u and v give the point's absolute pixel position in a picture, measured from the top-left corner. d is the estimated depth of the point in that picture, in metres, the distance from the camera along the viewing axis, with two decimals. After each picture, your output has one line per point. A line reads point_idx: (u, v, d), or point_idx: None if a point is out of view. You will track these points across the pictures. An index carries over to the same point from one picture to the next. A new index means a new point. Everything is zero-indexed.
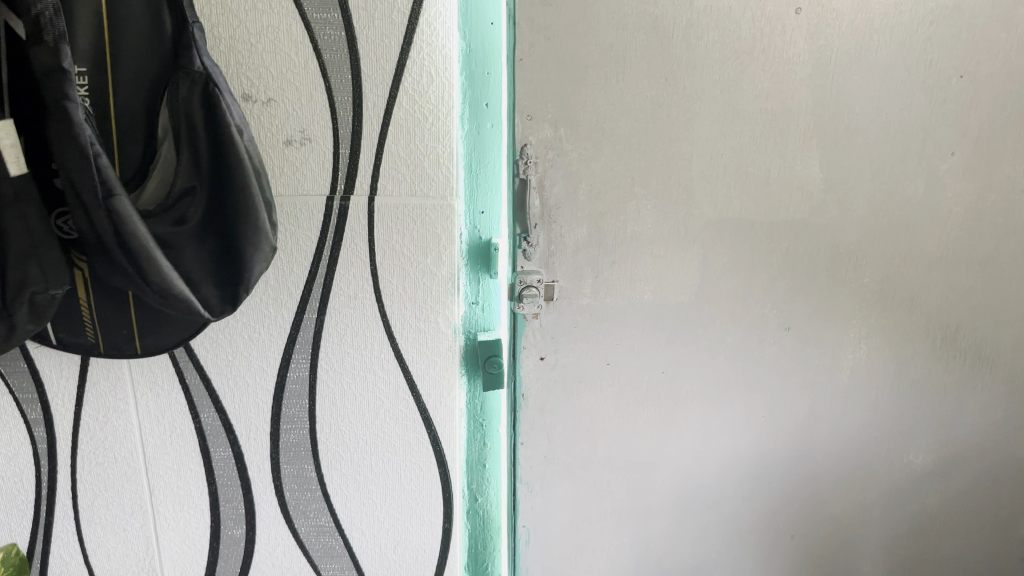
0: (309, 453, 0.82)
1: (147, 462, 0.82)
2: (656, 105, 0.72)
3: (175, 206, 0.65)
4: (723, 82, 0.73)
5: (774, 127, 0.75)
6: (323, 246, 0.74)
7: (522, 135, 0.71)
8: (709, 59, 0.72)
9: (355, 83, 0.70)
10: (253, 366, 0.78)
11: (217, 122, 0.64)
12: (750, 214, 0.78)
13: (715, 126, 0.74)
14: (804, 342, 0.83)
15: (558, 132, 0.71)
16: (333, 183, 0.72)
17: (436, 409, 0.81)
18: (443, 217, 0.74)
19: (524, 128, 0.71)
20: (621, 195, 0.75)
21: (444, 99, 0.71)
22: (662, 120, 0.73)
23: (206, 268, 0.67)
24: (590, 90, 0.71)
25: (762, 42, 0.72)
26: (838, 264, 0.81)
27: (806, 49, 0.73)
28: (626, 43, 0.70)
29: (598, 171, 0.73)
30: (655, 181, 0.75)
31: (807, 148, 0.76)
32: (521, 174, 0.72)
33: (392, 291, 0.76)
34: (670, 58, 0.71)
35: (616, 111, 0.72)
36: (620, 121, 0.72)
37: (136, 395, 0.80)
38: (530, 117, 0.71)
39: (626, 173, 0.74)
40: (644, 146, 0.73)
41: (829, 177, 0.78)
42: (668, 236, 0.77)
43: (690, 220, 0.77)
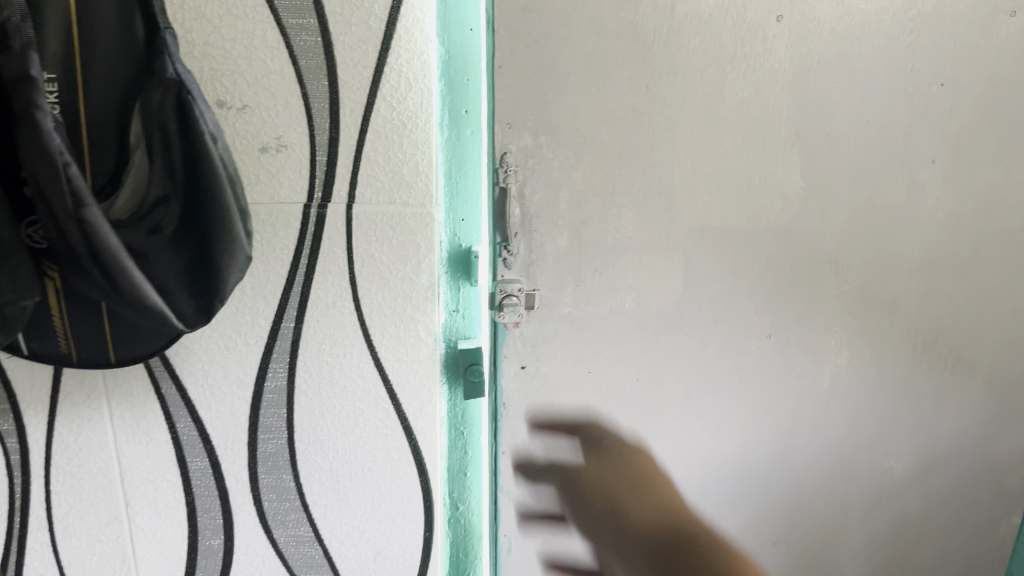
0: (287, 462, 0.81)
1: (123, 473, 0.81)
2: (637, 112, 0.72)
3: (148, 216, 0.64)
4: (705, 89, 0.72)
5: (756, 135, 0.75)
6: (300, 254, 0.73)
7: (502, 144, 0.71)
8: (690, 67, 0.71)
9: (333, 89, 0.69)
10: (230, 376, 0.77)
11: (191, 130, 0.63)
12: (731, 221, 0.77)
13: (697, 134, 0.74)
14: (785, 349, 0.83)
15: (539, 140, 0.71)
16: (310, 192, 0.71)
17: (416, 418, 0.80)
18: (423, 226, 0.73)
19: (505, 137, 0.71)
20: (603, 203, 0.74)
21: (423, 104, 0.70)
22: (643, 128, 0.73)
23: (181, 278, 0.65)
24: (571, 97, 0.70)
25: (744, 50, 0.72)
26: (820, 270, 0.81)
27: (788, 57, 0.73)
28: (607, 51, 0.70)
29: (579, 179, 0.73)
30: (637, 189, 0.75)
31: (789, 155, 0.76)
32: (501, 182, 0.73)
33: (371, 300, 0.75)
34: (651, 66, 0.71)
35: (598, 118, 0.72)
36: (602, 128, 0.72)
37: (111, 404, 0.79)
38: (510, 126, 0.71)
39: (607, 181, 0.74)
40: (626, 153, 0.73)
41: (811, 184, 0.78)
42: (650, 244, 0.77)
43: (673, 228, 0.76)
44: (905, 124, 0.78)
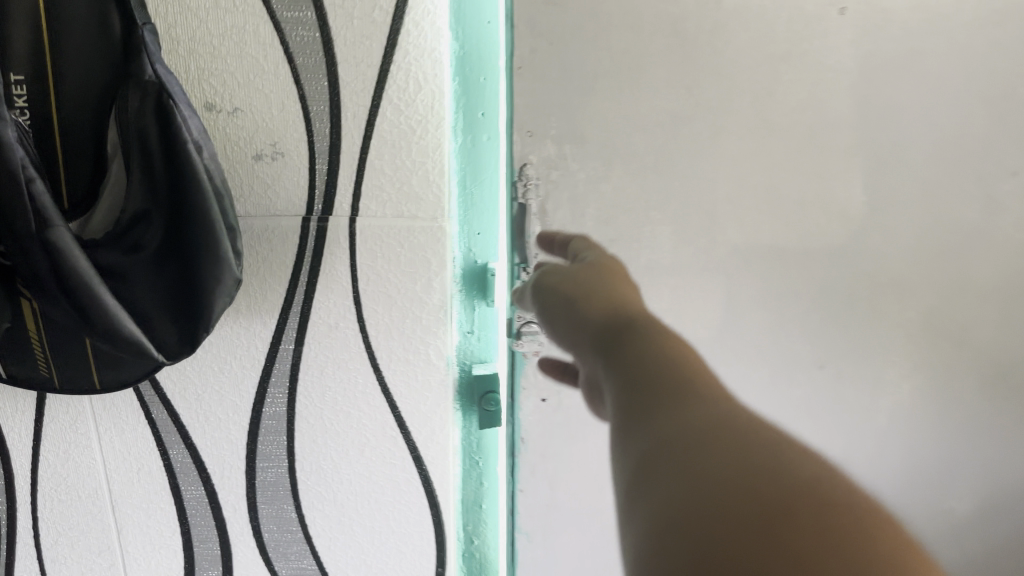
0: (288, 492, 0.75)
1: (114, 501, 0.75)
2: (678, 118, 0.63)
3: (125, 234, 0.57)
4: (754, 92, 0.63)
5: (811, 144, 0.65)
6: (300, 271, 0.66)
7: (521, 153, 0.64)
8: (737, 67, 0.62)
9: (334, 90, 0.62)
10: (225, 401, 0.71)
11: (171, 140, 0.55)
12: (781, 242, 0.67)
13: (743, 142, 0.64)
14: (838, 381, 0.72)
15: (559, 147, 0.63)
16: (310, 203, 0.64)
17: (427, 447, 0.73)
18: (434, 242, 0.66)
19: (524, 145, 0.63)
20: (633, 220, 0.65)
21: (434, 107, 0.63)
22: (684, 135, 0.63)
23: (163, 303, 0.58)
24: (599, 100, 0.62)
25: (798, 46, 0.62)
26: (878, 299, 0.70)
27: (851, 56, 0.62)
28: (642, 48, 0.61)
29: (609, 193, 0.64)
30: (674, 206, 0.65)
31: (851, 167, 0.66)
32: (521, 198, 0.65)
33: (377, 320, 0.68)
34: (692, 63, 0.62)
35: (631, 125, 0.63)
36: (632, 134, 0.63)
37: (99, 429, 0.73)
38: (530, 133, 0.63)
39: (640, 196, 0.65)
40: (662, 162, 0.64)
41: (871, 201, 0.67)
42: (690, 266, 0.67)
43: (715, 248, 0.67)
44: (996, 131, 0.66)
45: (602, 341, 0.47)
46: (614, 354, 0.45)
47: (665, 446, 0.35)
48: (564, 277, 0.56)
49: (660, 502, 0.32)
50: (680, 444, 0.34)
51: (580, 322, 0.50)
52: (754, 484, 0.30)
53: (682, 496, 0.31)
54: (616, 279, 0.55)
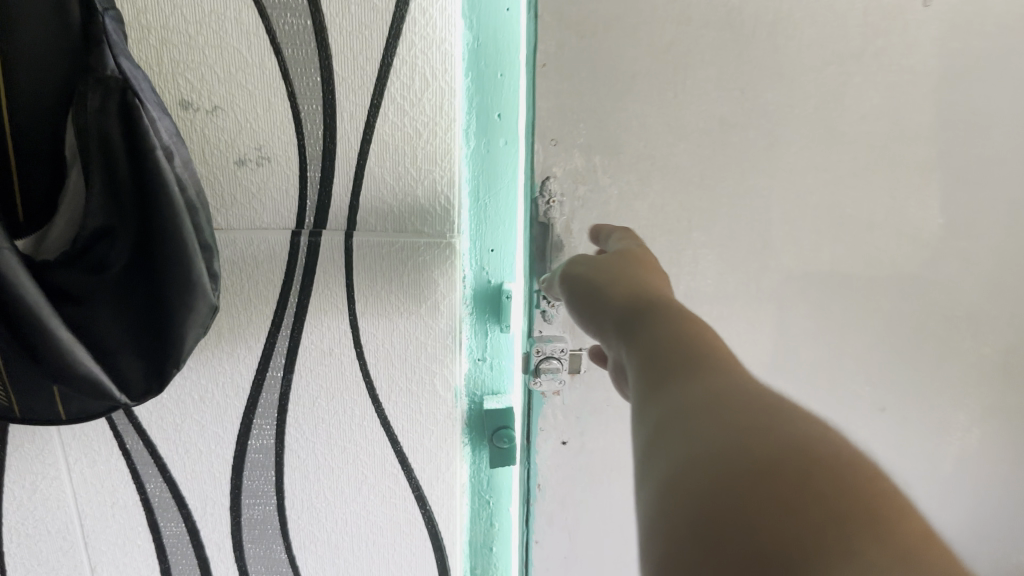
0: (278, 532, 0.68)
1: (86, 537, 0.68)
2: (727, 125, 0.56)
3: (85, 253, 0.49)
4: (820, 96, 0.56)
5: (885, 155, 0.59)
6: (289, 294, 0.58)
7: (544, 165, 0.55)
8: (803, 65, 0.55)
9: (327, 88, 0.54)
10: (206, 432, 0.63)
11: (137, 147, 0.47)
12: (844, 267, 0.61)
13: (805, 153, 0.57)
14: (904, 420, 0.67)
15: (589, 160, 0.55)
16: (301, 215, 0.57)
17: (432, 486, 0.66)
18: (441, 261, 0.59)
19: (547, 156, 0.55)
20: (672, 244, 0.58)
21: (442, 108, 0.56)
22: (733, 145, 0.56)
23: (127, 335, 0.50)
24: (638, 105, 0.54)
25: (875, 44, 0.56)
26: (956, 332, 0.65)
27: (935, 54, 0.56)
28: (691, 42, 0.53)
29: (643, 211, 0.57)
30: (721, 227, 0.58)
31: (923, 182, 0.60)
32: (543, 217, 0.56)
33: (375, 346, 0.61)
34: (747, 64, 0.54)
35: (673, 133, 0.55)
36: (678, 146, 0.56)
37: (69, 460, 0.65)
38: (555, 141, 0.54)
39: (681, 214, 0.57)
40: (708, 179, 0.57)
41: (952, 221, 0.61)
42: (733, 296, 0.60)
43: (767, 276, 0.60)
44: None
45: (624, 326, 0.44)
46: (637, 340, 0.42)
47: (692, 439, 0.34)
48: (588, 264, 0.51)
49: (687, 500, 0.31)
50: (707, 436, 0.33)
51: (603, 313, 0.46)
52: (776, 479, 0.30)
53: (711, 496, 0.30)
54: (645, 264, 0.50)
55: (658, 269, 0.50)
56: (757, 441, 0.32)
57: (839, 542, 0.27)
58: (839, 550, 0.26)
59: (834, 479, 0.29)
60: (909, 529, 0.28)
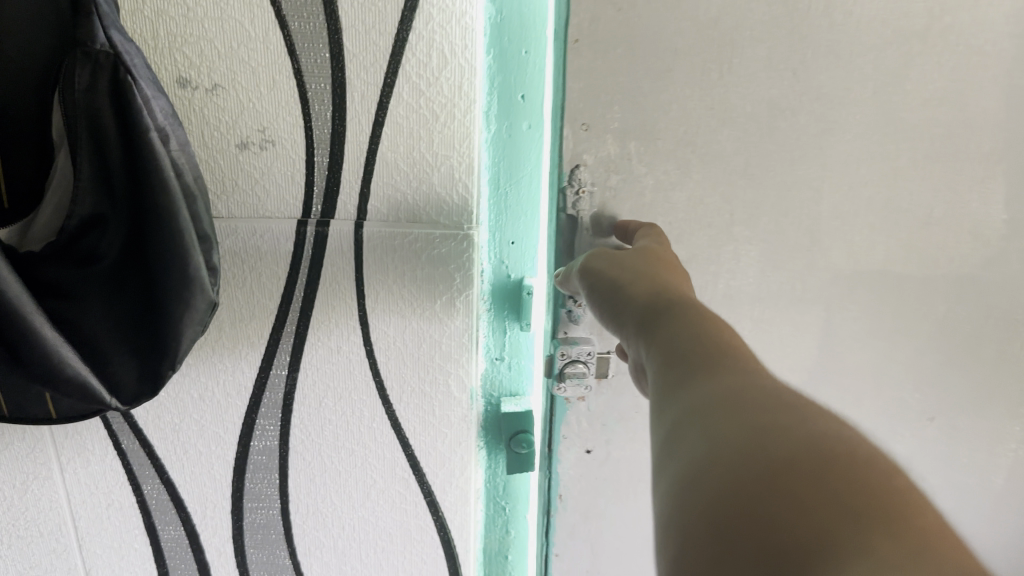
0: (281, 537, 0.64)
1: (80, 540, 0.64)
2: (776, 110, 0.52)
3: (72, 245, 0.45)
4: (879, 78, 0.52)
5: (947, 143, 0.55)
6: (294, 287, 0.55)
7: (574, 151, 0.51)
8: (862, 44, 0.51)
9: (337, 65, 0.50)
10: (207, 433, 0.60)
11: (129, 129, 0.43)
12: (898, 267, 0.58)
13: (858, 142, 0.54)
14: (952, 434, 0.65)
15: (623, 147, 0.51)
16: (307, 203, 0.53)
17: (445, 491, 0.62)
18: (458, 253, 0.55)
19: (577, 142, 0.50)
20: (712, 239, 0.55)
21: (462, 88, 0.51)
22: (782, 132, 0.52)
23: (119, 333, 0.46)
24: (679, 86, 0.50)
25: (942, 22, 0.51)
26: (1012, 336, 0.62)
27: (1007, 35, 0.52)
28: (740, 18, 0.49)
29: (681, 203, 0.53)
30: (765, 222, 0.55)
31: (986, 174, 0.56)
32: (572, 209, 0.52)
33: (387, 344, 0.57)
34: (799, 43, 0.50)
35: (716, 117, 0.51)
36: (722, 133, 0.52)
37: (62, 460, 0.61)
38: (586, 126, 0.50)
39: (723, 206, 0.54)
40: (754, 168, 0.53)
41: (1015, 217, 0.58)
42: (778, 295, 0.58)
43: (814, 273, 0.57)
44: None
45: (642, 318, 0.39)
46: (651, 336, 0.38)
47: (699, 436, 0.29)
48: (610, 260, 0.46)
49: (689, 506, 0.27)
50: (714, 433, 0.29)
51: (617, 307, 0.41)
52: (784, 477, 0.25)
53: (713, 498, 0.26)
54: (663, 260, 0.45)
55: (677, 265, 0.45)
56: (767, 438, 0.27)
57: (839, 539, 0.22)
58: (846, 547, 0.22)
59: (848, 476, 0.25)
60: (927, 529, 0.23)
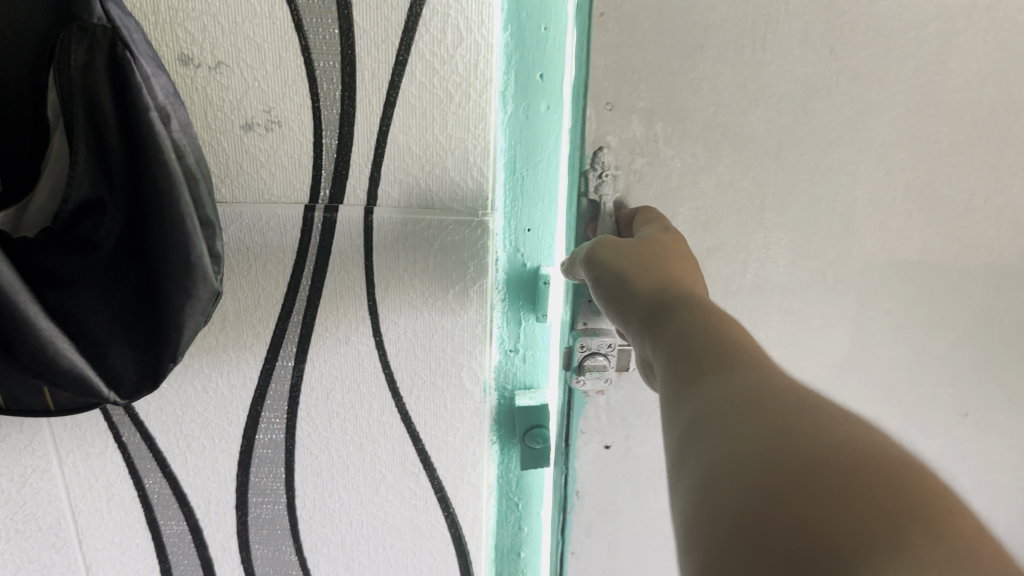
0: (288, 532, 0.62)
1: (80, 535, 0.62)
2: (811, 91, 0.50)
3: (69, 231, 0.43)
4: (920, 57, 0.50)
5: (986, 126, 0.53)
6: (302, 274, 0.53)
7: (596, 134, 0.48)
8: (903, 20, 0.49)
9: (346, 41, 0.47)
10: (211, 425, 0.58)
11: (129, 108, 0.41)
12: (934, 255, 0.57)
13: (895, 125, 0.52)
14: (977, 428, 0.64)
15: (648, 129, 0.49)
16: (315, 188, 0.51)
17: (456, 487, 0.60)
18: (472, 241, 0.53)
19: (600, 123, 0.48)
20: (741, 225, 0.53)
21: (477, 68, 0.49)
22: (816, 113, 0.51)
23: (117, 324, 0.44)
24: (709, 65, 0.48)
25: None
26: None
27: None
28: None
29: (709, 188, 0.51)
30: (796, 208, 0.53)
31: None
32: (594, 194, 0.50)
33: (398, 335, 0.55)
34: (838, 19, 0.48)
35: (750, 99, 0.49)
36: (754, 113, 0.50)
37: (61, 453, 0.59)
38: (611, 106, 0.48)
39: (753, 191, 0.52)
40: (786, 151, 0.51)
41: None
42: (809, 285, 0.56)
43: (846, 262, 0.56)
44: None
45: (645, 317, 0.35)
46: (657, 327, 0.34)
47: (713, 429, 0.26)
48: (613, 251, 0.42)
49: (710, 505, 0.23)
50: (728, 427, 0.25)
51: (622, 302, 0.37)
52: (815, 476, 0.22)
53: (736, 498, 0.23)
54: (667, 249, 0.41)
55: (685, 254, 0.42)
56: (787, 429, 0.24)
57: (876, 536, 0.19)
58: (884, 551, 0.19)
59: (880, 471, 0.21)
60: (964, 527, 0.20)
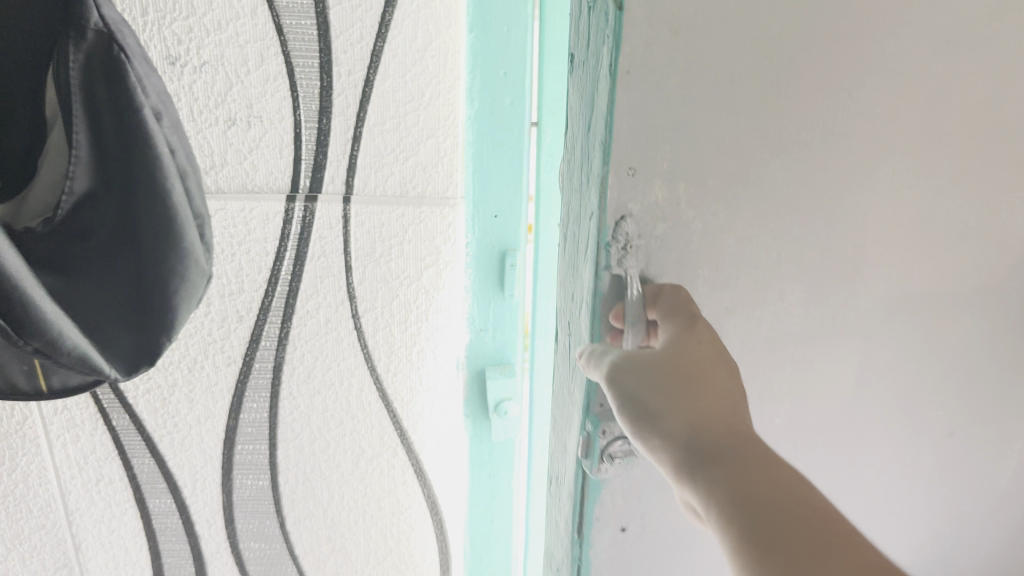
0: (272, 507, 0.66)
1: (69, 517, 0.65)
2: (830, 132, 0.42)
3: (64, 221, 0.45)
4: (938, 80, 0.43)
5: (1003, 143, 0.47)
6: (283, 258, 0.56)
7: (618, 201, 0.38)
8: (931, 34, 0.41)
9: (325, 42, 0.51)
10: (198, 406, 0.61)
11: (123, 107, 0.44)
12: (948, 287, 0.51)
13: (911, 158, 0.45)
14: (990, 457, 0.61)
15: (673, 185, 0.39)
16: (295, 180, 0.54)
17: (432, 458, 0.65)
18: (443, 225, 0.57)
19: (621, 191, 0.38)
20: (758, 279, 0.44)
21: (445, 67, 0.53)
22: (836, 156, 0.42)
23: (113, 310, 0.47)
24: (734, 114, 0.39)
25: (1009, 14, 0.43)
26: None
27: None
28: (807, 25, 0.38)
29: (730, 248, 0.42)
30: (814, 255, 0.45)
31: None
32: (617, 268, 0.39)
33: (376, 316, 0.59)
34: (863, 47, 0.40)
35: (772, 148, 0.40)
36: (774, 166, 0.41)
37: (51, 437, 0.62)
38: (633, 170, 0.37)
39: (769, 245, 0.43)
40: (805, 202, 0.43)
41: None
42: (821, 331, 0.48)
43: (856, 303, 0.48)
44: None
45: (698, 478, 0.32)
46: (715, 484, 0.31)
47: None
48: (638, 378, 0.36)
49: None
50: None
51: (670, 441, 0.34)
52: None
53: None
54: (683, 364, 0.36)
55: (701, 351, 0.37)
56: None
57: None
58: None
59: None
60: None
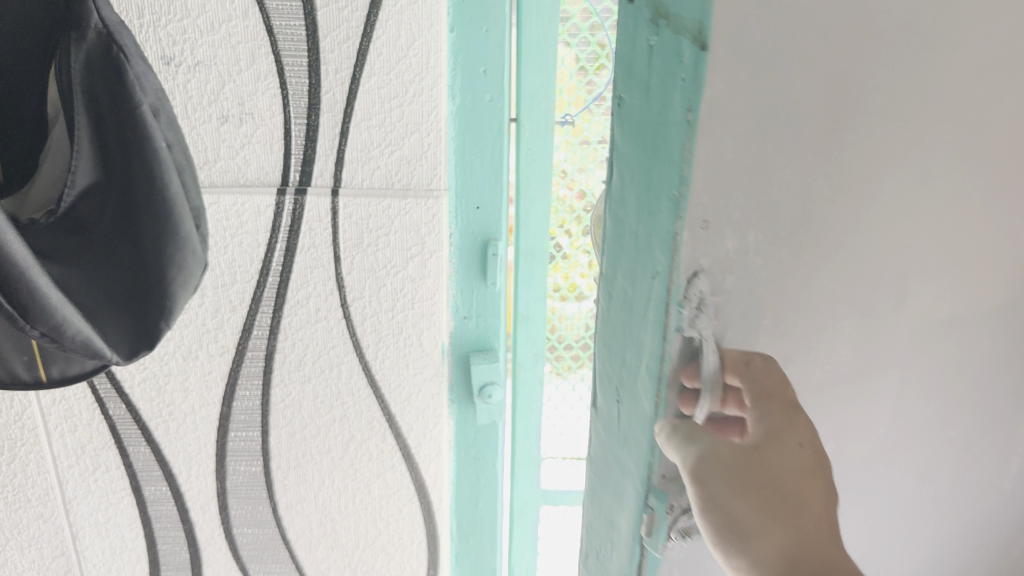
0: (264, 492, 0.68)
1: (67, 504, 0.67)
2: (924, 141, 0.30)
3: (66, 212, 0.48)
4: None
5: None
6: (274, 250, 0.59)
7: (691, 256, 0.30)
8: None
9: (312, 41, 0.54)
10: (192, 395, 0.64)
11: (121, 101, 0.46)
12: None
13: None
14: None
15: (746, 243, 0.31)
16: (285, 174, 0.57)
17: (420, 443, 0.67)
18: (427, 217, 0.60)
19: (695, 245, 0.30)
20: (816, 326, 0.33)
21: (427, 65, 0.55)
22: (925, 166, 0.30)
23: (113, 297, 0.49)
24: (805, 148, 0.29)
25: None
26: None
27: None
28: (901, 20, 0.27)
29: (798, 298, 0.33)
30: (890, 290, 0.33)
31: None
32: (687, 329, 0.32)
33: (364, 305, 0.61)
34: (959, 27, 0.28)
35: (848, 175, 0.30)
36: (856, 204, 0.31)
37: (49, 426, 0.64)
38: (707, 225, 0.30)
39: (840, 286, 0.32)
40: (893, 229, 0.31)
41: None
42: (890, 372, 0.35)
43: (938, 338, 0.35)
44: None
45: None
46: None
47: None
48: (723, 483, 0.30)
49: None
50: None
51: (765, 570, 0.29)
52: None
53: None
54: (768, 482, 0.30)
55: (792, 457, 0.31)
56: None
57: None
58: None
59: None
60: None
